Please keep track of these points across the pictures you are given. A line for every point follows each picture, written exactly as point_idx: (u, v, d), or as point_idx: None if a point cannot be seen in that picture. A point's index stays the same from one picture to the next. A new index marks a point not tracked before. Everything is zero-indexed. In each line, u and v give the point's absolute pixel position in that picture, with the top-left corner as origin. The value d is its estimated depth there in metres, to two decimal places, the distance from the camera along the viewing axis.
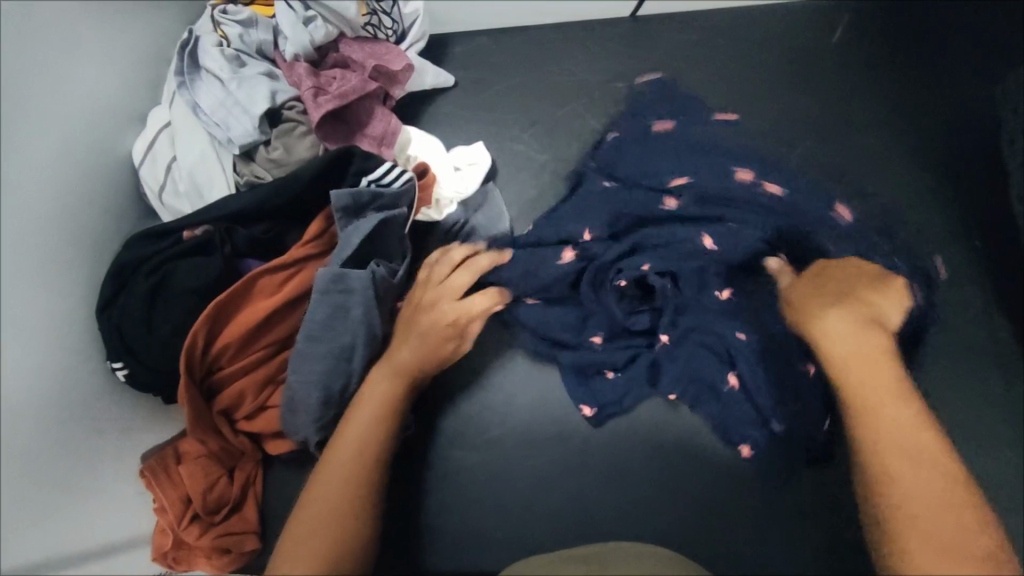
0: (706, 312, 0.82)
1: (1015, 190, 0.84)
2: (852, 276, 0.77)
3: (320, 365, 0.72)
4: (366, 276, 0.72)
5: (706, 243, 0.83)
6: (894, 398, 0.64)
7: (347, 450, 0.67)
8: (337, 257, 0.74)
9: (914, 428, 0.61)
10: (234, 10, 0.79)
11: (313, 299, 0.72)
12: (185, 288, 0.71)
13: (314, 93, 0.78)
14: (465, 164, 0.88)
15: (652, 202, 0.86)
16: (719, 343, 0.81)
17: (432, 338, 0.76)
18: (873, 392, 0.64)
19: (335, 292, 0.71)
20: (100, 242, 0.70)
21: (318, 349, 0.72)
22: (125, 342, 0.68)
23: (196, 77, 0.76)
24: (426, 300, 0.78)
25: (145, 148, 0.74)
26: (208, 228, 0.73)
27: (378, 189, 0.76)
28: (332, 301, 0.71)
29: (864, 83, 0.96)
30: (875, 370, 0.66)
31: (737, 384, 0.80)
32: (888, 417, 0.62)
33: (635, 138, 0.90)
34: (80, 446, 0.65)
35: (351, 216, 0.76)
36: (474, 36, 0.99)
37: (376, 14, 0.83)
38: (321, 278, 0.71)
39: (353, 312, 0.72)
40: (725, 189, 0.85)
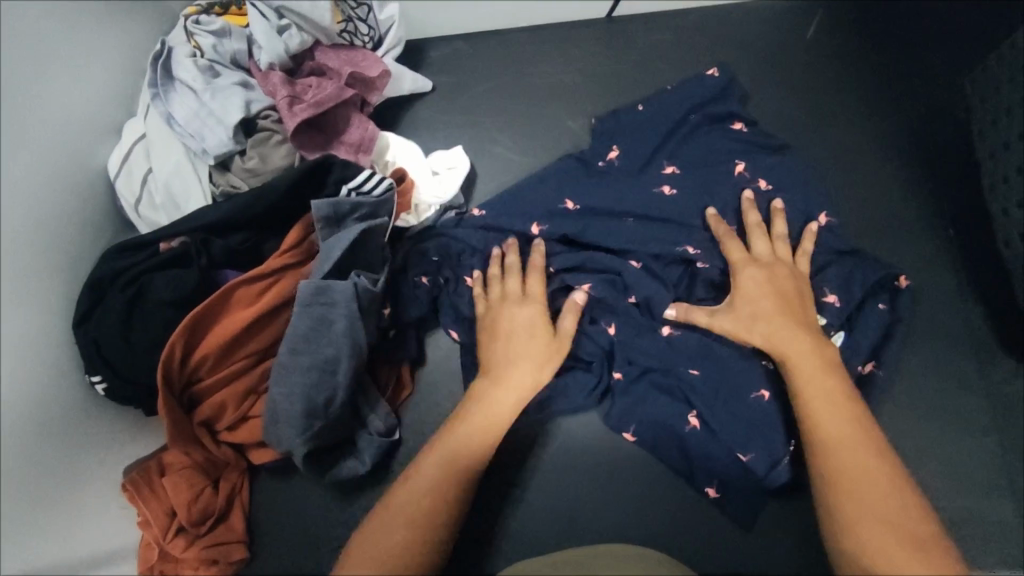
0: (654, 348, 0.80)
1: (986, 180, 0.84)
2: (784, 267, 0.78)
3: (304, 378, 0.71)
4: (349, 288, 0.71)
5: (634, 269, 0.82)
6: (835, 399, 0.67)
7: (439, 455, 0.67)
8: (319, 270, 0.73)
9: (853, 426, 0.65)
10: (207, 21, 0.79)
11: (296, 312, 0.71)
12: (162, 301, 0.70)
13: (289, 102, 0.77)
14: (445, 169, 0.89)
15: (602, 198, 0.85)
16: (675, 385, 0.79)
17: (535, 354, 0.75)
18: (822, 410, 0.67)
19: (317, 305, 0.71)
20: (76, 255, 0.70)
21: (301, 362, 0.71)
22: (102, 355, 0.67)
23: (170, 89, 0.76)
24: (502, 310, 0.78)
25: (122, 161, 0.74)
26: (185, 239, 0.72)
27: (358, 198, 0.75)
28: (315, 315, 0.71)
29: (836, 78, 0.97)
30: (814, 372, 0.70)
31: (699, 424, 0.77)
32: (830, 423, 0.66)
33: (609, 134, 0.91)
34: (61, 461, 0.64)
35: (333, 226, 0.76)
36: (450, 41, 1.00)
37: (351, 21, 0.86)
38: (303, 291, 0.70)
39: (336, 326, 0.71)
40: (669, 208, 0.84)
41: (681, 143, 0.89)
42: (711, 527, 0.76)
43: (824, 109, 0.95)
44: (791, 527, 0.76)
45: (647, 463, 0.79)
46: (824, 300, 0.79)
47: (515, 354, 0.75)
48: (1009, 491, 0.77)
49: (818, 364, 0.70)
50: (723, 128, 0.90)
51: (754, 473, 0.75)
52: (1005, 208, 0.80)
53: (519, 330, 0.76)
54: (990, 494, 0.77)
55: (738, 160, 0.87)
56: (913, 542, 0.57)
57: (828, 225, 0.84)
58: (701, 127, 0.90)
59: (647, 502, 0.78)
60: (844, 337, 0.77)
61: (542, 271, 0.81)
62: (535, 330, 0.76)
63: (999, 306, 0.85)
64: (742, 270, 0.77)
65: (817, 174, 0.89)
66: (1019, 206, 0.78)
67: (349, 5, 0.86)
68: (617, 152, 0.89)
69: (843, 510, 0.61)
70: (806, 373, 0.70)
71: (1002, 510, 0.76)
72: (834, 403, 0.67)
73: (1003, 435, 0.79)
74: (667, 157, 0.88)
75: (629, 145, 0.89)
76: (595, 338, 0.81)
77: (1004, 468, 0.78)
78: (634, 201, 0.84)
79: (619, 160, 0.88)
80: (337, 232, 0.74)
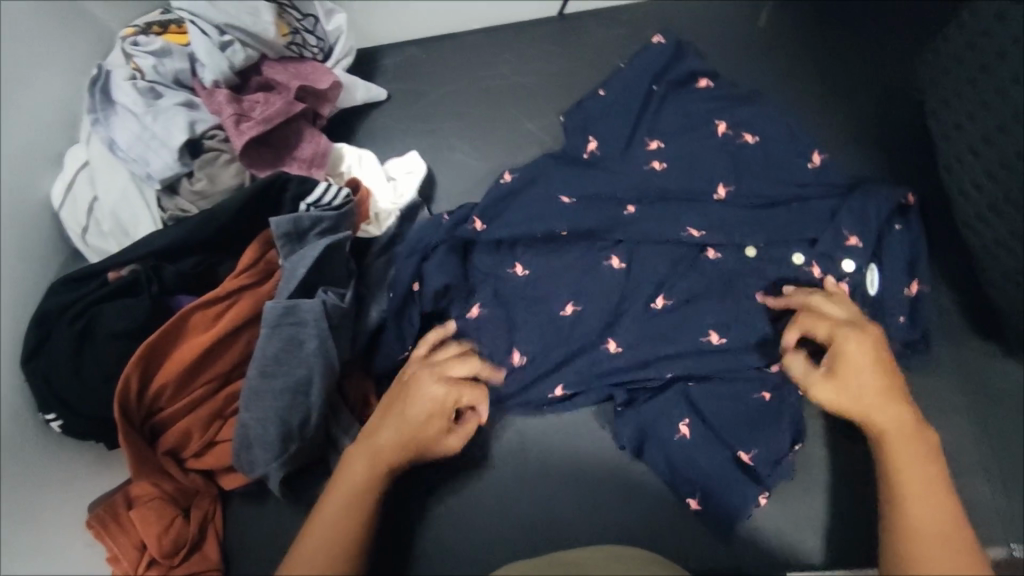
0: (635, 333, 0.79)
1: (941, 159, 0.84)
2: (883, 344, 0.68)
3: (276, 402, 0.70)
4: (317, 306, 0.70)
5: (614, 262, 0.82)
6: (928, 484, 0.60)
7: (317, 541, 0.61)
8: (284, 290, 0.72)
9: (941, 507, 0.58)
10: (146, 41, 0.77)
11: (263, 334, 0.70)
12: (114, 331, 0.68)
13: (235, 121, 0.75)
14: (404, 174, 0.88)
15: (573, 178, 0.85)
16: (644, 367, 0.78)
17: (412, 424, 0.67)
18: (917, 502, 0.59)
19: (286, 325, 0.70)
20: (28, 290, 0.68)
21: (272, 386, 0.70)
22: (55, 393, 0.65)
23: (111, 113, 0.75)
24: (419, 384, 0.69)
25: (64, 191, 0.72)
26: (135, 267, 0.70)
27: (319, 214, 0.74)
28: (284, 334, 0.70)
29: (793, 61, 0.97)
30: (905, 446, 0.62)
31: (689, 433, 0.76)
32: (918, 501, 0.59)
33: (580, 128, 0.88)
34: (21, 504, 0.63)
35: (295, 244, 0.74)
36: (404, 48, 0.99)
37: (299, 34, 0.85)
38: (269, 313, 0.69)
39: (309, 347, 0.70)
40: (656, 188, 0.84)
41: (654, 117, 0.89)
42: (694, 526, 0.76)
43: (785, 96, 0.95)
44: (770, 519, 0.77)
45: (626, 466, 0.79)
46: (847, 244, 0.79)
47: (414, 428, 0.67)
48: (981, 471, 0.78)
49: (917, 448, 0.62)
50: (689, 90, 0.90)
51: (757, 474, 0.75)
52: (961, 187, 0.81)
53: (430, 413, 0.68)
54: (961, 472, 0.78)
55: (718, 120, 0.88)
56: None
57: (823, 163, 0.85)
58: (667, 97, 0.90)
59: (627, 502, 0.78)
60: (879, 271, 0.79)
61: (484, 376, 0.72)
62: (438, 415, 0.68)
63: (965, 285, 0.85)
64: (840, 334, 0.68)
65: (796, 143, 0.86)
66: (976, 185, 0.79)
67: (296, 16, 0.85)
68: (594, 143, 0.87)
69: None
70: (897, 446, 0.62)
71: (973, 487, 0.77)
72: (931, 497, 0.59)
73: (973, 414, 0.80)
74: (647, 132, 0.88)
75: (605, 134, 0.87)
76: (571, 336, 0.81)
77: (975, 446, 0.79)
78: (629, 184, 0.84)
79: (598, 151, 0.87)
80: (300, 249, 0.73)
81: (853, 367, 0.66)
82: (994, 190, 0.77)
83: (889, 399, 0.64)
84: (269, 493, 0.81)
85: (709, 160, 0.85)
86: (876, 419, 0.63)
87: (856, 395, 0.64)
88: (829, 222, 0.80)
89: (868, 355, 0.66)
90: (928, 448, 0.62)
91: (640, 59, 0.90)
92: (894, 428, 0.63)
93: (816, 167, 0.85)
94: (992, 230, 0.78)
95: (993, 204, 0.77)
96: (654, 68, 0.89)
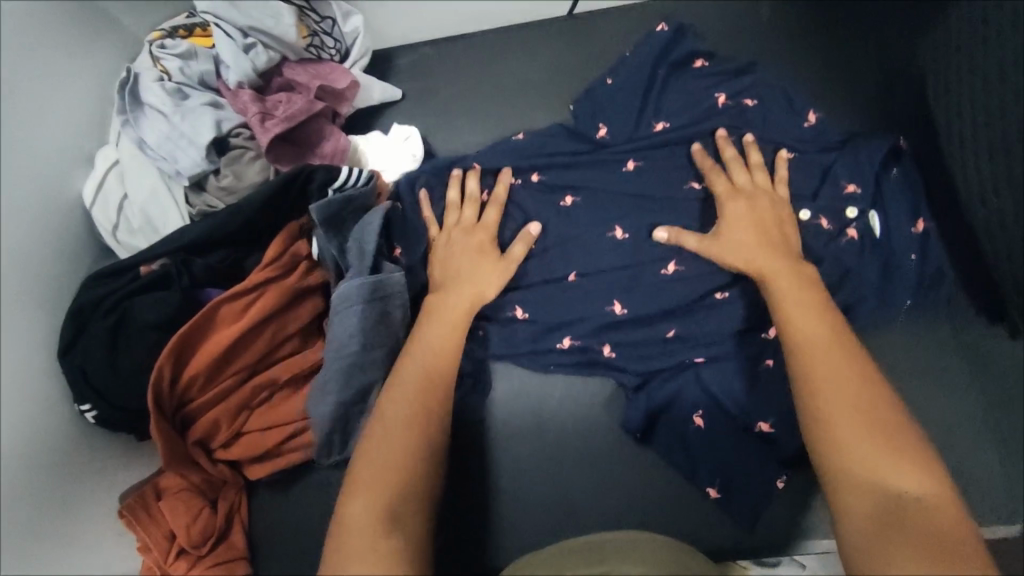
0: (646, 315, 0.81)
1: (944, 144, 0.86)
2: (767, 199, 0.79)
3: (333, 396, 0.73)
4: (402, 279, 0.76)
5: (616, 234, 0.84)
6: (808, 306, 0.68)
7: (404, 389, 0.67)
8: (357, 268, 0.75)
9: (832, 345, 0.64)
10: (173, 44, 0.79)
11: (353, 308, 0.73)
12: (146, 323, 0.70)
13: (259, 118, 0.78)
14: (401, 141, 0.90)
15: (584, 171, 0.88)
16: (661, 354, 0.80)
17: (467, 261, 0.79)
18: (806, 322, 0.66)
19: (375, 300, 0.74)
20: (59, 285, 0.70)
21: (335, 366, 0.73)
22: (88, 384, 0.67)
23: (140, 114, 0.77)
24: (458, 238, 0.81)
25: (96, 190, 0.74)
26: (165, 261, 0.72)
27: (350, 195, 0.77)
28: (374, 309, 0.74)
29: (798, 49, 0.98)
30: (784, 288, 0.70)
31: (704, 424, 0.78)
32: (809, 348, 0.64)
33: (590, 115, 0.91)
34: (55, 494, 0.65)
35: (331, 228, 0.76)
36: (417, 48, 1.01)
37: (317, 36, 0.87)
38: (363, 288, 0.73)
39: (393, 313, 0.76)
40: (666, 179, 0.86)
41: (659, 95, 0.91)
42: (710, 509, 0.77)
43: (795, 83, 0.96)
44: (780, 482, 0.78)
45: (642, 453, 0.80)
46: (845, 193, 0.83)
47: (462, 274, 0.78)
48: (991, 450, 0.79)
49: (794, 279, 0.71)
50: (688, 71, 0.92)
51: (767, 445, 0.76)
52: (965, 169, 0.83)
53: (474, 250, 0.79)
54: (971, 452, 0.79)
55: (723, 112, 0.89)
56: (883, 433, 0.57)
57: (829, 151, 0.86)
58: (676, 89, 0.92)
59: (642, 487, 0.79)
60: (878, 215, 0.83)
61: (500, 204, 0.84)
62: (484, 252, 0.79)
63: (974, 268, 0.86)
64: (726, 203, 0.79)
65: (792, 102, 0.90)
66: (977, 168, 0.82)
67: (315, 18, 0.87)
68: (605, 130, 0.90)
69: (859, 467, 0.56)
70: (786, 300, 0.69)
71: (983, 466, 0.79)
72: (811, 312, 0.67)
73: (984, 395, 0.81)
74: (653, 115, 0.90)
75: (615, 126, 0.90)
76: (593, 336, 0.82)
77: (987, 427, 0.80)
78: (637, 179, 0.86)
79: (609, 136, 0.90)
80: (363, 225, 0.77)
81: (736, 211, 0.78)
82: (995, 173, 0.80)
83: (767, 247, 0.74)
84: (295, 484, 0.82)
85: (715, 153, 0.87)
86: (759, 269, 0.73)
87: (734, 253, 0.75)
88: (825, 177, 0.85)
89: (745, 210, 0.77)
90: (803, 278, 0.71)
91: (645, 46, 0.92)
92: (773, 274, 0.71)
93: (811, 125, 0.88)
94: (1000, 208, 0.79)
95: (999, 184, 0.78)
96: (660, 63, 0.91)
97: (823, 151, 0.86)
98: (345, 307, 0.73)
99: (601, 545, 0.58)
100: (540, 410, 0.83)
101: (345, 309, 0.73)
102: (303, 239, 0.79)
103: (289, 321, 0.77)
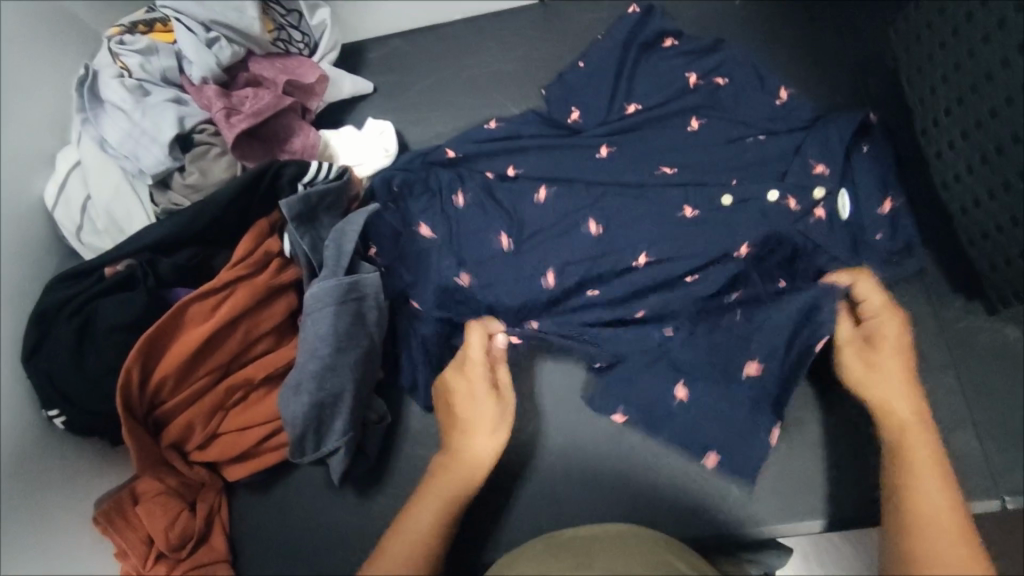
0: (625, 294, 0.79)
1: (919, 125, 0.85)
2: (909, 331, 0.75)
3: (308, 398, 0.71)
4: (378, 280, 0.75)
5: (592, 228, 0.82)
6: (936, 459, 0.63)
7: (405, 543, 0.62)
8: (333, 269, 0.74)
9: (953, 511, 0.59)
10: (132, 39, 0.78)
11: (330, 312, 0.71)
12: (111, 325, 0.68)
13: (225, 114, 0.76)
14: (376, 134, 0.89)
15: (559, 159, 0.87)
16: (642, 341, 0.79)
17: (472, 412, 0.72)
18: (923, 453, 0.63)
19: (350, 300, 0.73)
20: (24, 290, 0.69)
21: (307, 368, 0.71)
22: (56, 388, 0.66)
23: (100, 111, 0.76)
24: (452, 381, 0.76)
25: (58, 191, 0.73)
26: (131, 261, 0.71)
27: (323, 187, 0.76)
28: (350, 310, 0.73)
29: (772, 32, 0.97)
30: (915, 439, 0.65)
31: (686, 397, 0.76)
32: (933, 498, 0.60)
33: (562, 97, 0.91)
34: (28, 501, 0.64)
35: (305, 224, 0.75)
36: (387, 41, 1.00)
37: (284, 29, 0.87)
38: (338, 288, 0.72)
39: (368, 317, 0.75)
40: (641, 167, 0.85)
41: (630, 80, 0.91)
42: (694, 493, 0.77)
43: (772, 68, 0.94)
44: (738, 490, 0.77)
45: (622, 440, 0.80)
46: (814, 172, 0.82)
47: (473, 419, 0.72)
48: (970, 427, 0.79)
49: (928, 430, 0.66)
50: (656, 51, 0.92)
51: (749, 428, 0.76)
52: (938, 150, 0.82)
53: (468, 398, 0.73)
54: (951, 428, 0.79)
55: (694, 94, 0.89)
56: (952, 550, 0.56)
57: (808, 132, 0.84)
58: (649, 75, 0.91)
59: (625, 475, 0.79)
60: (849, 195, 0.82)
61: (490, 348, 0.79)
62: (478, 399, 0.73)
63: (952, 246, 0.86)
64: (881, 320, 0.74)
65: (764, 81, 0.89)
66: (950, 146, 0.81)
67: (280, 12, 0.87)
68: (578, 113, 0.90)
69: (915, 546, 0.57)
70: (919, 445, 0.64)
71: (964, 442, 0.79)
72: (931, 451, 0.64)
73: (962, 372, 0.81)
74: (626, 97, 0.90)
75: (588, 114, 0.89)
76: (573, 327, 0.80)
77: (965, 403, 0.80)
78: (611, 166, 0.86)
79: (582, 120, 0.89)
80: (339, 226, 0.76)
81: (892, 334, 0.72)
82: (967, 149, 0.78)
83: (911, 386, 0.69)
84: (275, 482, 0.81)
85: (689, 139, 0.87)
86: (893, 401, 0.68)
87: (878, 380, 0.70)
88: (795, 154, 0.84)
89: (901, 339, 0.72)
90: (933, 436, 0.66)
91: (617, 30, 0.91)
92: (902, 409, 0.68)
93: (782, 103, 0.87)
94: (968, 189, 0.79)
95: (970, 163, 0.78)
96: (631, 52, 0.91)
97: (793, 131, 0.86)
98: (318, 308, 0.72)
99: (588, 541, 0.57)
100: (520, 401, 0.82)
101: (319, 309, 0.72)
102: (274, 236, 0.78)
103: (261, 321, 0.76)
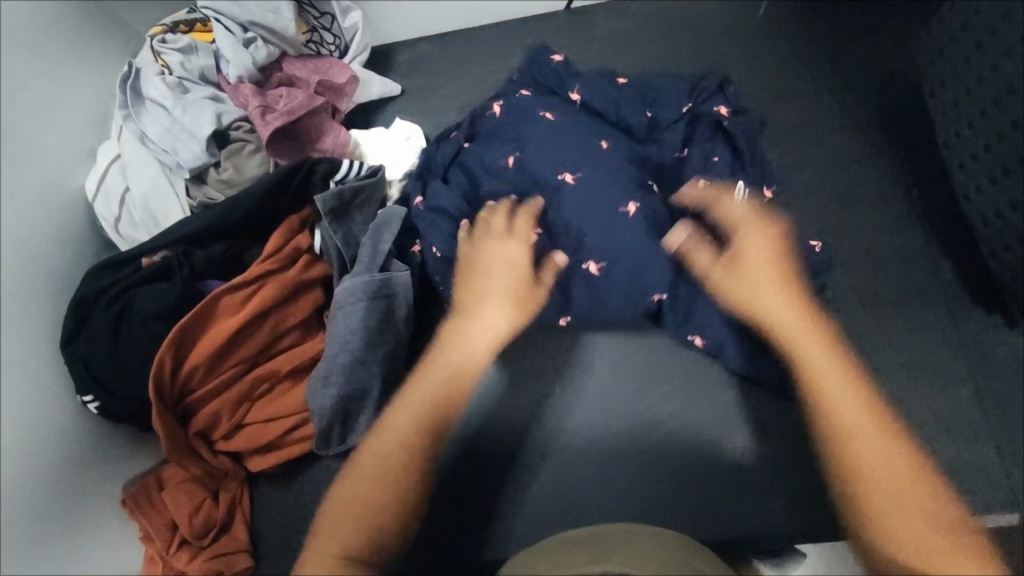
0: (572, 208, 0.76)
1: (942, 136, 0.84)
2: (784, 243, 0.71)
3: (335, 389, 0.72)
4: (408, 278, 0.76)
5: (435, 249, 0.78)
6: (845, 377, 0.59)
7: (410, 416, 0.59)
8: (366, 265, 0.76)
9: (862, 401, 0.57)
10: (174, 38, 0.81)
11: (359, 306, 0.73)
12: (148, 313, 0.71)
13: (261, 112, 0.79)
14: (404, 137, 0.89)
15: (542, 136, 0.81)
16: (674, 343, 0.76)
17: (516, 292, 0.67)
18: (807, 347, 0.62)
19: (381, 296, 0.74)
20: (63, 278, 0.72)
21: (338, 359, 0.72)
22: (93, 374, 0.68)
23: (141, 108, 0.78)
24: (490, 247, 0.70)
25: (97, 183, 0.75)
26: (167, 253, 0.74)
27: (359, 183, 0.79)
28: (379, 306, 0.74)
29: (799, 38, 0.97)
30: (811, 351, 0.61)
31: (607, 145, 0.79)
32: (851, 419, 0.55)
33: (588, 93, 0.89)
34: (64, 478, 0.66)
35: (340, 219, 0.78)
36: (415, 45, 1.02)
37: (316, 31, 0.89)
38: (371, 283, 0.74)
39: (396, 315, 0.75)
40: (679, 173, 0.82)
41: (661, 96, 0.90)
42: (728, 489, 0.71)
43: (794, 75, 0.94)
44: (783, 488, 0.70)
45: (638, 411, 0.75)
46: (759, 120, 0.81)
47: (489, 290, 0.67)
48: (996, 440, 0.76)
49: (818, 341, 0.62)
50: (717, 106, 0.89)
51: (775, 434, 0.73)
52: (962, 161, 0.81)
53: (502, 269, 0.68)
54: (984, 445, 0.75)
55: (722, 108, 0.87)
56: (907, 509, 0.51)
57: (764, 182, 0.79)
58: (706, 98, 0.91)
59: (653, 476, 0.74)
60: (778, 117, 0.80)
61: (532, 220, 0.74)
62: (518, 272, 0.69)
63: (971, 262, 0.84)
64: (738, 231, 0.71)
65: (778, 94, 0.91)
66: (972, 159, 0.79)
67: (313, 14, 0.89)
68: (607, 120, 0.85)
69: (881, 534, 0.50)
70: (812, 350, 0.61)
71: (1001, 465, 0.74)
72: (831, 362, 0.60)
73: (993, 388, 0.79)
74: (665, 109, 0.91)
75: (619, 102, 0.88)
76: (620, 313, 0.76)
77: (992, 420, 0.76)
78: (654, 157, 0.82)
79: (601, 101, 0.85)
80: (370, 228, 0.78)
81: (758, 245, 0.69)
82: (991, 160, 0.76)
83: (783, 289, 0.66)
84: (295, 479, 0.79)
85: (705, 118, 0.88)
86: (774, 317, 0.65)
87: (744, 284, 0.67)
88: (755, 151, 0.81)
89: (761, 246, 0.69)
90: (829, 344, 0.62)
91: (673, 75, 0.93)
92: (794, 327, 0.63)
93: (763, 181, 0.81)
94: (991, 201, 0.77)
95: (1004, 165, 0.75)
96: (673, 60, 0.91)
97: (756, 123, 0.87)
98: (350, 302, 0.73)
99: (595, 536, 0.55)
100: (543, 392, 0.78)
101: (350, 304, 0.73)
102: (304, 232, 0.80)
103: (288, 316, 0.78)
